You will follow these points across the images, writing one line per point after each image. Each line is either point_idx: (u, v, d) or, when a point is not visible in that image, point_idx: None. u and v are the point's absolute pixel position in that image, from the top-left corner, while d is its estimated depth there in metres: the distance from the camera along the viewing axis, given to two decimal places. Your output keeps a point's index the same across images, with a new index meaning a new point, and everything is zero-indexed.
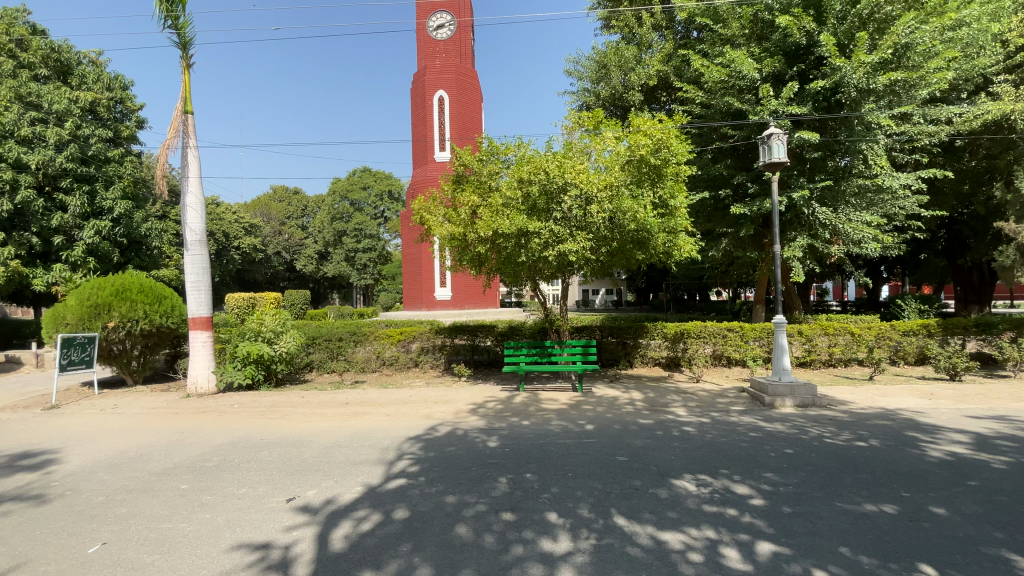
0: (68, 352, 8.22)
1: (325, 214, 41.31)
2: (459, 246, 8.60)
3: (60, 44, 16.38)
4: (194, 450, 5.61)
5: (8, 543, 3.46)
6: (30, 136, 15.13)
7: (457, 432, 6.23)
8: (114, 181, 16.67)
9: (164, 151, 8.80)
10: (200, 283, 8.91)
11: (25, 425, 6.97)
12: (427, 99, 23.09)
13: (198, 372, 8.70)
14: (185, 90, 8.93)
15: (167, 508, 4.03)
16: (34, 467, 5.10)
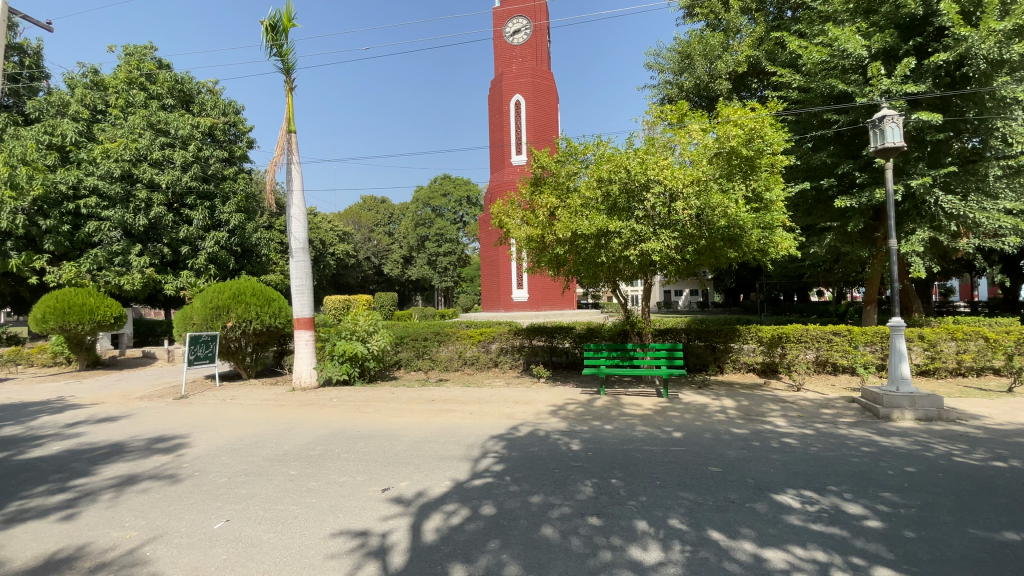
0: (195, 349, 9.30)
1: (409, 220, 43.43)
2: (537, 248, 8.60)
3: (183, 76, 18.67)
4: (300, 439, 6.12)
5: (152, 516, 3.97)
6: (161, 159, 17.22)
7: (538, 433, 6.25)
8: (229, 196, 18.81)
9: (272, 168, 9.69)
10: (303, 287, 9.72)
11: (162, 412, 8.00)
12: (505, 104, 23.51)
13: (302, 367, 9.49)
14: (289, 112, 9.79)
15: (279, 492, 4.42)
16: (169, 450, 5.82)
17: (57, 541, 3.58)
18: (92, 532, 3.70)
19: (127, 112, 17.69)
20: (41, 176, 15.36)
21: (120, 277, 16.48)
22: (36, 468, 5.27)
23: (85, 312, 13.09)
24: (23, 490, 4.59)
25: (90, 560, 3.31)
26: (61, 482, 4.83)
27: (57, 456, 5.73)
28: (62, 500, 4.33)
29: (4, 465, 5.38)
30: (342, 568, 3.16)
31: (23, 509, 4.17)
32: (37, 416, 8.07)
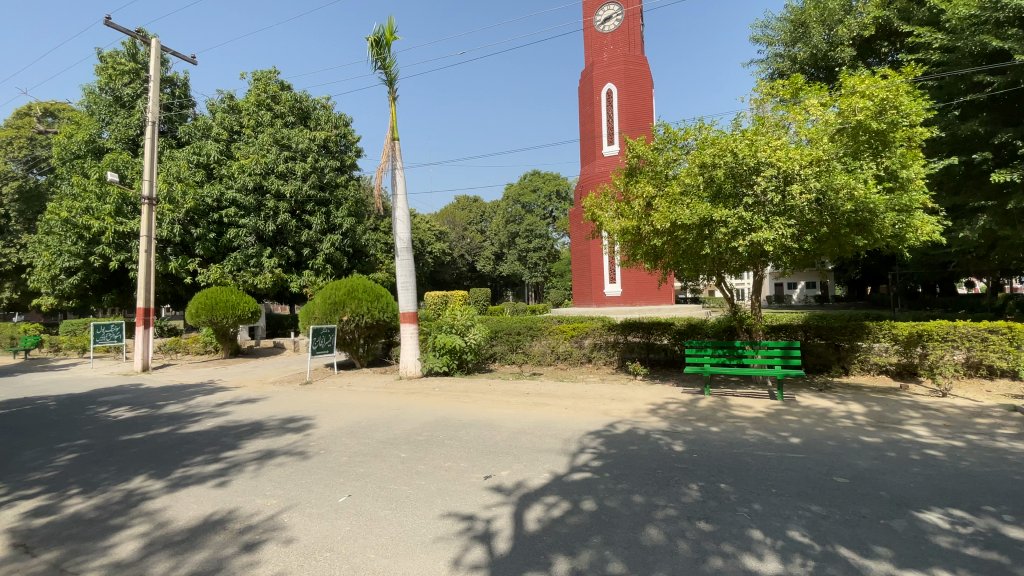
0: (317, 340, 10.31)
1: (501, 217, 44.28)
2: (632, 241, 8.33)
3: (301, 95, 20.72)
4: (408, 425, 6.55)
5: (288, 487, 4.48)
6: (285, 171, 19.29)
7: (638, 431, 6.08)
8: (342, 202, 20.61)
9: (379, 174, 10.43)
10: (408, 283, 10.35)
11: (291, 396, 9.00)
12: (596, 95, 23.09)
13: (407, 359, 10.14)
14: (393, 120, 10.46)
15: (393, 472, 4.77)
16: (298, 430, 6.53)
17: (214, 504, 4.18)
18: (241, 499, 4.26)
19: (257, 131, 19.99)
20: (192, 192, 17.91)
21: (254, 277, 18.77)
22: (195, 441, 6.19)
23: (227, 308, 15.10)
24: (187, 460, 5.41)
25: (241, 522, 3.81)
26: (215, 453, 5.62)
27: (211, 431, 6.68)
28: (215, 470, 5.04)
29: (172, 437, 6.39)
30: (450, 549, 3.32)
31: (188, 475, 4.92)
32: (194, 396, 9.48)
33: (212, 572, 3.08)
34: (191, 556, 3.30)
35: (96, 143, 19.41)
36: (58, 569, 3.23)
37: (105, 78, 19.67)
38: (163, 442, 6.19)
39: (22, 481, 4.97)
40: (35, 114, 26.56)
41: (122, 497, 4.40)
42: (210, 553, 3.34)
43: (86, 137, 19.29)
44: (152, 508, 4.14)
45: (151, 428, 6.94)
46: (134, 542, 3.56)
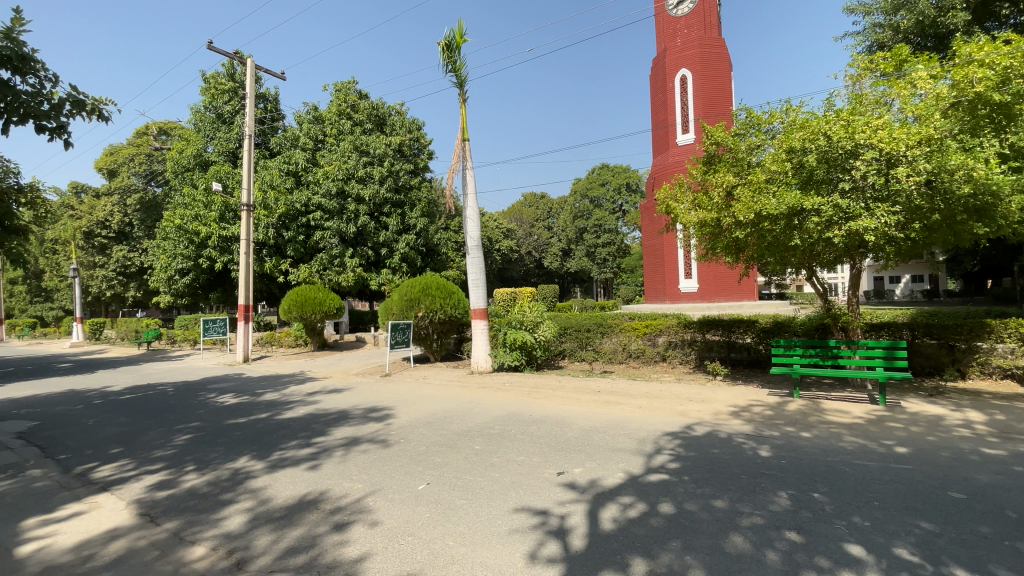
0: (394, 335, 10.82)
1: (568, 213, 43.88)
2: (711, 234, 7.94)
3: (378, 103, 21.78)
4: (481, 418, 6.70)
5: (372, 473, 4.76)
6: (364, 176, 20.38)
7: (718, 434, 5.79)
8: (416, 203, 21.48)
9: (450, 174, 10.72)
10: (480, 280, 10.57)
11: (372, 387, 9.53)
12: (669, 82, 22.22)
13: (479, 354, 10.35)
14: (463, 121, 10.71)
15: (468, 464, 4.90)
16: (380, 420, 6.89)
17: (308, 485, 4.52)
18: (331, 482, 4.58)
19: (339, 139, 21.27)
20: (283, 198, 19.45)
21: (338, 275, 20.04)
22: (289, 427, 6.73)
23: (315, 304, 16.26)
24: (282, 443, 5.89)
25: (331, 503, 4.10)
26: (307, 439, 6.08)
27: (302, 418, 7.23)
28: (307, 454, 5.46)
29: (269, 423, 7.00)
30: (526, 542, 3.36)
31: (284, 458, 5.36)
32: (288, 385, 10.32)
33: (308, 548, 3.34)
34: (289, 532, 3.60)
35: (202, 157, 21.61)
36: (181, 535, 3.65)
37: (208, 97, 21.81)
38: (263, 426, 6.80)
39: (151, 457, 5.66)
40: (152, 133, 30.05)
41: (230, 475, 4.89)
42: (306, 530, 3.62)
43: (194, 152, 21.52)
44: (254, 486, 4.55)
45: (251, 414, 7.64)
46: (241, 517, 3.93)
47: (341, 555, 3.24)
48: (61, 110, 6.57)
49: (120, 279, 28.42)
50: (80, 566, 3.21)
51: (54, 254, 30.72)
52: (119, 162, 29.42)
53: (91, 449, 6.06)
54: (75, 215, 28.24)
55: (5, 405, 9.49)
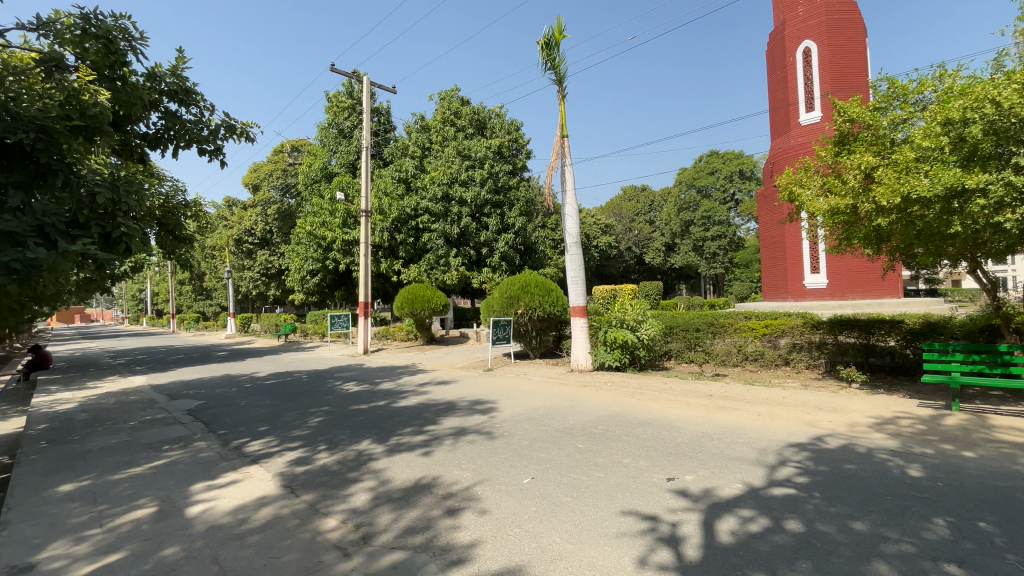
0: (495, 331, 11.18)
1: (672, 206, 41.80)
2: (844, 222, 7.06)
3: (479, 107, 22.56)
4: (584, 417, 6.65)
5: (479, 463, 4.94)
6: (467, 179, 21.20)
7: (854, 448, 5.14)
8: (515, 203, 21.96)
9: (549, 172, 10.74)
10: (579, 277, 10.48)
11: (477, 381, 9.91)
12: (790, 57, 20.17)
13: (579, 352, 10.27)
14: (562, 118, 10.67)
15: (572, 461, 4.89)
16: (485, 413, 7.14)
17: (422, 470, 4.82)
18: (442, 468, 4.83)
19: (443, 145, 22.37)
20: (395, 204, 20.92)
21: (443, 275, 21.11)
22: (404, 415, 7.24)
23: (424, 302, 17.29)
24: (398, 430, 6.35)
25: (443, 489, 4.32)
26: (419, 426, 6.49)
27: (415, 407, 7.74)
28: (420, 441, 5.82)
29: (386, 410, 7.59)
30: (635, 547, 3.26)
31: (400, 443, 5.77)
32: (401, 376, 11.11)
33: (424, 529, 3.56)
34: (407, 513, 3.86)
35: (327, 169, 24.04)
36: (316, 507, 4.08)
37: (332, 115, 24.16)
38: (381, 413, 7.39)
39: (291, 435, 6.42)
40: (287, 150, 34.08)
41: (354, 456, 5.37)
42: (422, 512, 3.86)
43: (321, 166, 23.99)
44: (375, 468, 4.95)
45: (371, 402, 8.34)
46: (365, 494, 4.30)
47: (454, 539, 3.40)
48: (216, 133, 7.69)
49: (263, 280, 32.64)
50: (238, 527, 3.73)
51: (214, 258, 36.16)
52: (261, 178, 33.78)
53: (244, 426, 7.03)
54: (228, 225, 32.96)
55: (181, 385, 11.36)
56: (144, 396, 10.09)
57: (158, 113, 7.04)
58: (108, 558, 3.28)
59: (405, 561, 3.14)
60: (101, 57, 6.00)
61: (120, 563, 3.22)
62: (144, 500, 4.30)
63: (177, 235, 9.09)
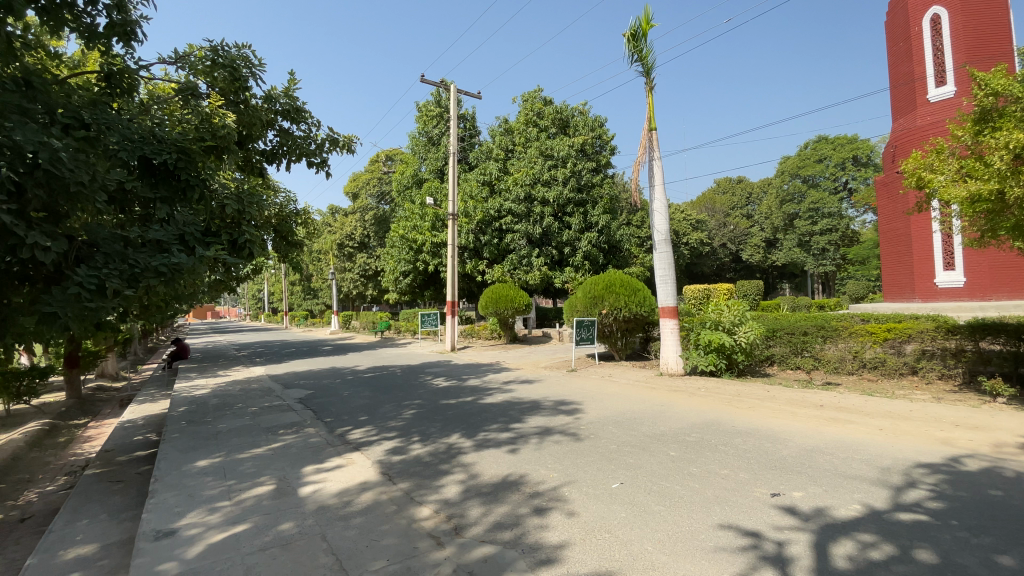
0: (579, 332, 11.08)
1: (773, 198, 38.66)
2: (987, 211, 6.08)
3: (562, 106, 22.46)
4: (675, 423, 6.36)
5: (566, 464, 4.90)
6: (549, 179, 21.20)
7: (1004, 472, 4.40)
8: (598, 201, 21.59)
9: (636, 168, 10.41)
10: (668, 276, 10.05)
11: (561, 381, 9.89)
12: (914, 26, 17.79)
13: (669, 354, 9.85)
14: (650, 111, 10.30)
15: (664, 469, 4.68)
16: (570, 413, 7.09)
17: (509, 467, 4.89)
18: (530, 467, 4.87)
19: (526, 146, 22.54)
20: (480, 206, 21.49)
21: (526, 274, 21.32)
22: (490, 411, 7.41)
23: (508, 301, 17.59)
24: (485, 426, 6.51)
25: (530, 487, 4.35)
26: (506, 424, 6.61)
27: (500, 404, 7.89)
28: (507, 438, 5.91)
29: (473, 406, 7.82)
30: (735, 563, 3.04)
31: (487, 439, 5.91)
32: (487, 374, 11.40)
33: (513, 526, 3.60)
34: (496, 508, 3.93)
35: (418, 176, 25.34)
36: (411, 496, 4.30)
37: (422, 124, 25.39)
38: (468, 409, 7.62)
39: (387, 426, 6.84)
40: (382, 159, 36.42)
41: (445, 449, 5.60)
42: (510, 509, 3.91)
43: (412, 173, 25.34)
44: (465, 461, 5.12)
45: (459, 397, 8.65)
46: (455, 487, 4.45)
47: (542, 539, 3.40)
48: (322, 147, 8.41)
49: (361, 281, 35.15)
50: (343, 509, 4.03)
51: (320, 261, 39.61)
52: (359, 186, 36.41)
53: (346, 415, 7.61)
54: (332, 230, 35.92)
55: (293, 376, 12.59)
56: (263, 384, 11.31)
57: (274, 131, 7.85)
58: (236, 527, 3.69)
59: (495, 556, 3.20)
60: (227, 84, 6.79)
61: (245, 533, 3.61)
62: (264, 478, 4.80)
63: (290, 241, 10.03)
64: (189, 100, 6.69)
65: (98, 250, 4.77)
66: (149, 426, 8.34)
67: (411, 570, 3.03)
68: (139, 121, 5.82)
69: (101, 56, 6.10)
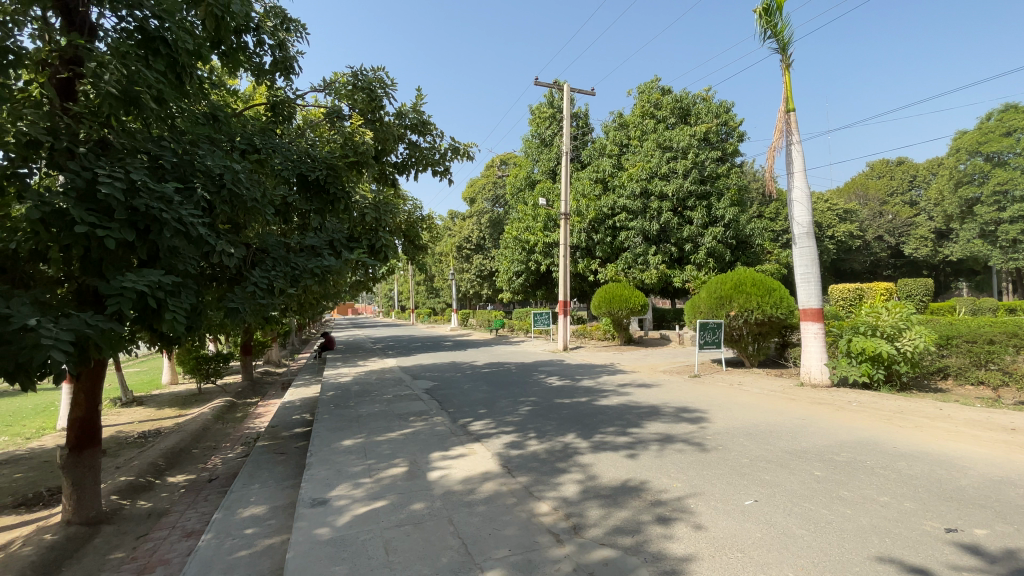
0: (704, 335, 10.41)
1: (946, 180, 32.52)
2: None
3: (681, 95, 21.25)
4: (819, 439, 5.67)
5: (690, 474, 4.63)
6: (668, 172, 20.20)
7: None
8: (724, 192, 20.03)
9: (770, 154, 9.47)
10: (809, 275, 9.00)
11: (682, 386, 9.37)
12: None
13: (811, 362, 8.81)
14: (787, 90, 9.29)
15: (807, 490, 4.20)
16: (694, 421, 6.69)
17: (628, 471, 4.75)
18: (651, 473, 4.68)
19: (642, 139, 21.73)
20: (593, 205, 21.23)
21: (642, 273, 20.57)
22: (607, 414, 7.28)
23: (623, 301, 17.13)
24: (602, 428, 6.41)
25: (652, 494, 4.19)
26: (623, 427, 6.44)
27: (617, 407, 7.70)
28: (625, 442, 5.76)
29: (589, 407, 7.75)
30: None
31: (605, 441, 5.82)
32: (602, 375, 11.22)
33: (634, 532, 3.50)
34: (616, 512, 3.84)
35: (531, 178, 25.81)
36: (529, 490, 4.39)
37: (535, 126, 25.80)
38: (584, 409, 7.56)
39: (505, 420, 7.07)
40: (497, 164, 37.80)
41: (562, 447, 5.62)
42: (631, 514, 3.80)
43: (525, 175, 25.88)
44: (582, 461, 5.09)
45: (574, 397, 8.64)
46: (573, 486, 4.45)
47: (666, 549, 3.25)
48: (445, 156, 8.97)
49: (478, 281, 36.74)
50: (466, 496, 4.25)
51: (441, 263, 42.29)
52: (477, 191, 38.19)
53: (467, 407, 8.03)
54: (452, 234, 38.13)
55: (420, 369, 13.60)
56: (394, 374, 12.40)
57: (404, 144, 8.53)
58: (376, 503, 4.09)
59: (616, 560, 3.13)
60: (366, 104, 7.57)
61: (383, 508, 3.99)
62: (398, 460, 5.26)
63: (417, 244, 10.84)
64: (335, 122, 7.59)
65: (268, 254, 5.54)
66: (303, 407, 9.61)
67: (530, 563, 3.08)
68: (297, 144, 6.72)
69: (266, 89, 7.14)
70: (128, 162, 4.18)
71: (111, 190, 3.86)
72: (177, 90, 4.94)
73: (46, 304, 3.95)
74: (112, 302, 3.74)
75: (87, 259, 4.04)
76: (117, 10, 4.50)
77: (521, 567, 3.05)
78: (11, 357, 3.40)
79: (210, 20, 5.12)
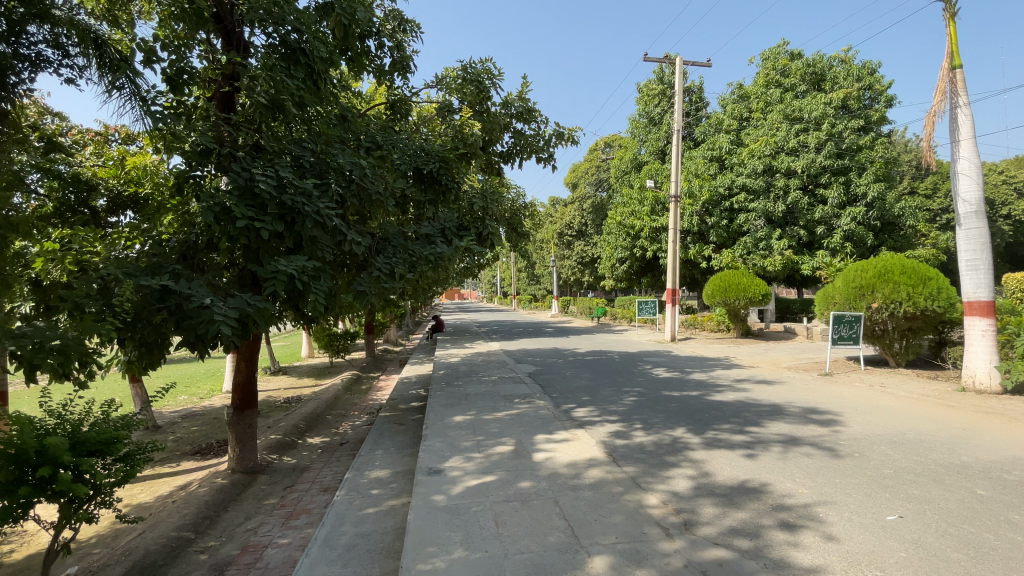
0: (839, 329, 9.33)
1: None
2: None
3: (814, 59, 18.94)
4: (987, 453, 4.81)
5: (819, 480, 4.21)
6: (797, 146, 18.20)
7: None
8: (866, 166, 17.69)
9: (928, 120, 8.09)
10: (979, 261, 7.59)
11: (810, 385, 8.49)
12: None
13: (975, 363, 7.49)
14: (952, 42, 7.83)
15: (968, 509, 3.60)
16: (824, 423, 6.05)
17: (746, 472, 4.45)
18: (772, 476, 4.34)
19: (766, 111, 19.72)
20: (707, 185, 19.84)
21: (763, 259, 18.80)
22: (721, 410, 6.85)
23: (739, 290, 15.91)
24: (716, 424, 6.07)
25: (774, 498, 3.88)
26: (739, 425, 6.04)
27: (733, 404, 7.22)
28: (741, 441, 5.38)
29: (700, 401, 7.37)
30: None
31: (719, 438, 5.50)
32: (715, 368, 10.57)
33: (753, 535, 3.28)
34: (733, 512, 3.63)
35: (637, 159, 24.80)
36: (638, 481, 4.31)
37: (642, 105, 24.60)
38: (696, 404, 7.21)
39: (611, 409, 6.99)
40: (600, 148, 36.92)
41: (670, 441, 5.42)
42: (750, 516, 3.57)
43: (632, 157, 24.95)
44: (694, 457, 4.87)
45: (683, 390, 8.26)
46: (685, 481, 4.29)
47: (790, 557, 3.01)
48: (549, 143, 8.96)
49: (579, 267, 36.33)
50: (573, 479, 4.29)
51: (543, 249, 42.53)
52: (579, 176, 37.59)
53: (571, 393, 8.07)
54: (554, 220, 38.06)
55: (524, 353, 13.89)
56: (499, 357, 12.81)
57: (510, 134, 8.66)
58: (486, 478, 4.30)
59: (731, 561, 2.97)
60: (475, 96, 7.83)
61: (493, 483, 4.18)
62: (506, 439, 5.46)
63: (520, 231, 11.02)
64: (446, 115, 8.01)
65: (389, 242, 6.00)
66: (418, 384, 10.37)
67: (639, 553, 3.04)
68: (413, 138, 7.14)
69: (386, 90, 7.70)
70: (276, 161, 4.79)
71: (266, 186, 4.48)
72: (314, 95, 5.51)
73: (217, 286, 4.70)
74: (269, 284, 4.34)
75: (248, 248, 4.71)
76: (265, 28, 5.11)
77: (628, 556, 3.01)
78: (193, 329, 4.11)
79: (339, 29, 5.63)
